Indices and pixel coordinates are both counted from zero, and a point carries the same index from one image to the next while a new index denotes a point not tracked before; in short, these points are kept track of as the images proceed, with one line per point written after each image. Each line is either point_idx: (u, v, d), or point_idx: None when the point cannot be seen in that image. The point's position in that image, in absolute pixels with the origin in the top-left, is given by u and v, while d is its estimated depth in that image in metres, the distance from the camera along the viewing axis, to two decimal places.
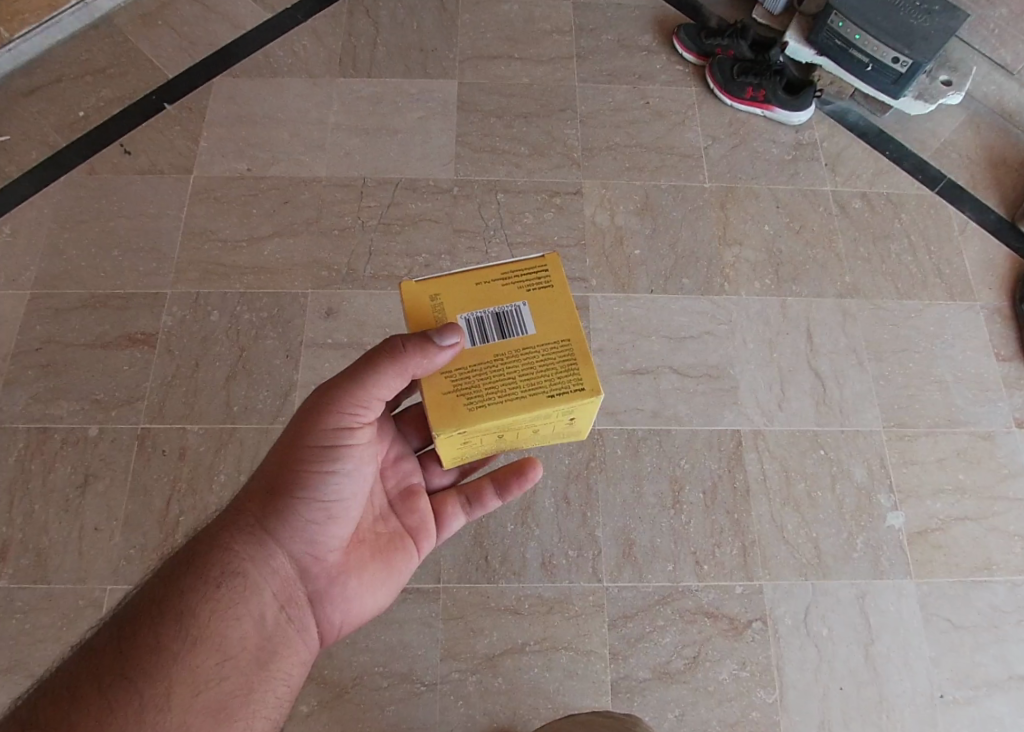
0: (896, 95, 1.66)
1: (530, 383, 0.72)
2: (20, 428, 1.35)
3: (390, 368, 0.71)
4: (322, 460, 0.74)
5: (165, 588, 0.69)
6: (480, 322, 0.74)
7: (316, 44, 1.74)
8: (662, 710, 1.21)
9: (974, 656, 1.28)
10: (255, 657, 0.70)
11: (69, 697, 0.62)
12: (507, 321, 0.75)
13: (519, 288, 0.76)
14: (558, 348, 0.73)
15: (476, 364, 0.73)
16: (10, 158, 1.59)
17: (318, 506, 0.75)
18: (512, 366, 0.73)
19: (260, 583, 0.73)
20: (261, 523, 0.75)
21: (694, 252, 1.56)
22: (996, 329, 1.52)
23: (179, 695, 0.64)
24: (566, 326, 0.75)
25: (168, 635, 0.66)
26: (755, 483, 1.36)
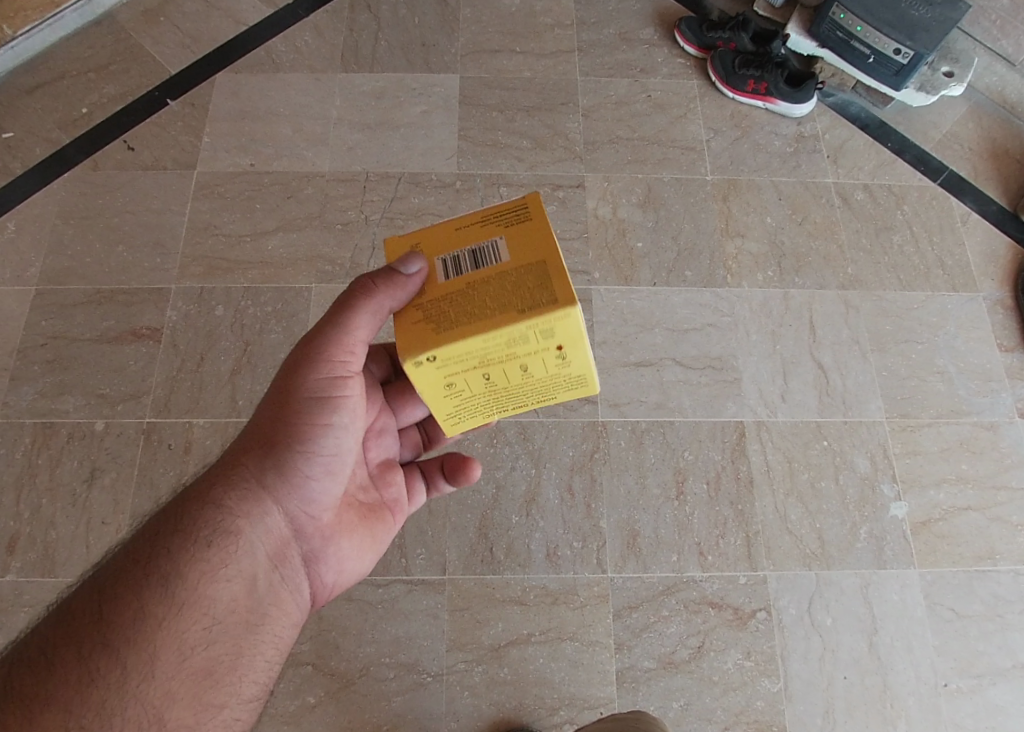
0: (898, 87, 1.66)
1: (502, 300, 0.63)
2: (26, 423, 1.36)
3: (366, 306, 0.70)
4: (321, 415, 0.75)
5: (151, 549, 0.67)
6: (456, 259, 0.68)
7: (318, 40, 1.75)
8: (667, 700, 1.22)
9: (977, 645, 1.28)
10: (242, 621, 0.69)
11: (46, 664, 0.60)
12: (481, 253, 0.67)
13: (496, 223, 0.68)
14: (533, 268, 0.64)
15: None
16: (13, 154, 1.59)
17: (314, 464, 0.75)
18: (486, 293, 0.64)
19: (253, 541, 0.71)
20: (257, 478, 0.73)
21: (697, 244, 1.56)
22: (998, 319, 1.53)
23: (163, 660, 0.63)
24: (542, 248, 0.66)
25: (153, 598, 0.64)
26: (758, 474, 1.37)
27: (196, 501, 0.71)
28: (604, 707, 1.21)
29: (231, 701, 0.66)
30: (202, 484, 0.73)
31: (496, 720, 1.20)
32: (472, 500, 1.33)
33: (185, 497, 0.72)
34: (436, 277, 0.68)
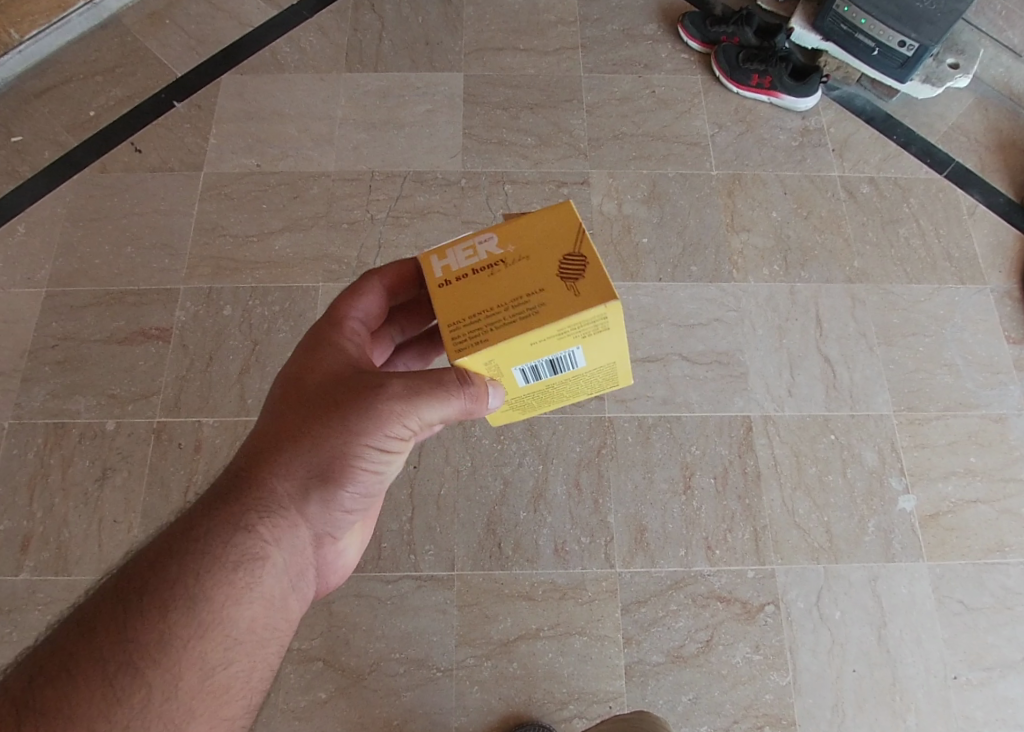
0: (903, 79, 1.65)
1: (576, 391, 0.77)
2: (39, 423, 1.37)
3: (450, 400, 0.70)
4: (370, 461, 0.73)
5: (179, 567, 0.65)
6: (533, 367, 0.70)
7: (322, 40, 1.75)
8: (676, 693, 1.22)
9: (987, 637, 1.28)
10: (265, 640, 0.69)
11: (69, 681, 0.60)
12: (560, 362, 0.70)
13: (572, 337, 0.67)
14: (606, 371, 0.73)
15: (529, 392, 0.74)
16: (23, 158, 1.61)
17: (356, 498, 0.75)
18: (561, 388, 0.75)
19: (284, 566, 0.70)
20: (293, 503, 0.72)
21: (702, 239, 1.56)
22: (1006, 311, 1.52)
23: (188, 681, 0.63)
24: (616, 353, 0.71)
25: (179, 621, 0.63)
26: (766, 468, 1.37)
27: (227, 520, 0.69)
28: (613, 701, 1.22)
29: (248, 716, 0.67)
30: (234, 501, 0.70)
31: (506, 714, 1.20)
32: (480, 495, 1.33)
33: (215, 513, 0.69)
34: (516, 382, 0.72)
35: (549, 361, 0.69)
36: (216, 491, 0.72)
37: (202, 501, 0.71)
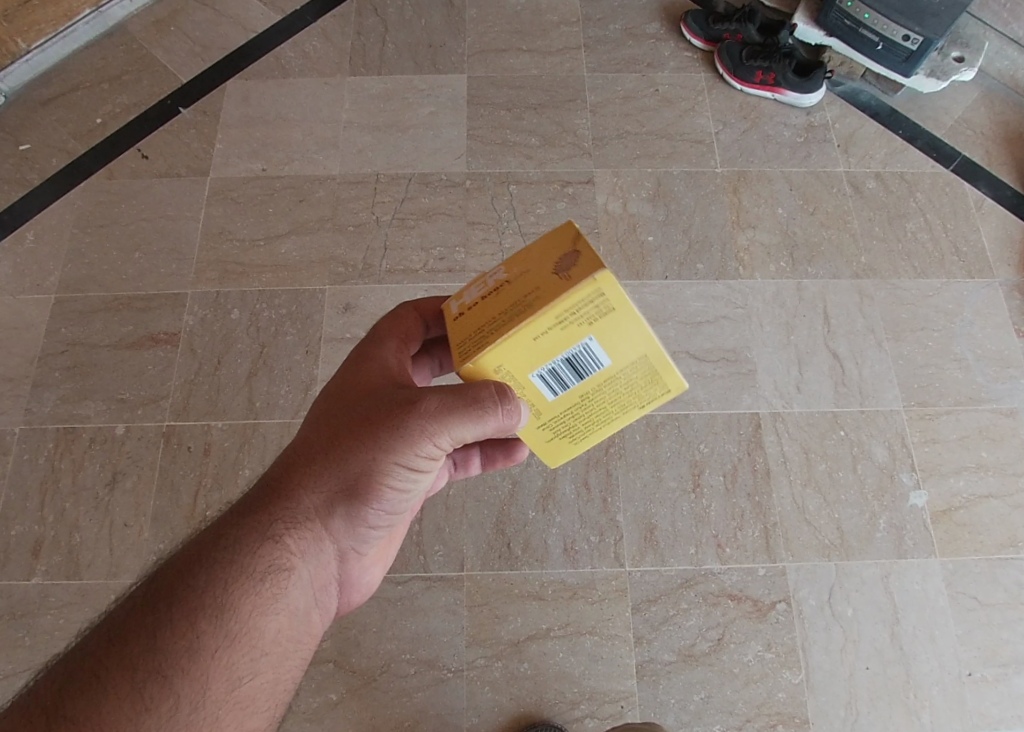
0: (907, 74, 1.65)
1: (618, 404, 0.69)
2: (49, 429, 1.38)
3: (471, 416, 0.68)
4: (399, 481, 0.73)
5: (208, 576, 0.67)
6: (554, 372, 0.66)
7: (325, 44, 1.76)
8: (688, 692, 1.22)
9: (1001, 633, 1.27)
10: (287, 651, 0.70)
11: (99, 688, 0.61)
12: (580, 361, 0.65)
13: (579, 327, 0.62)
14: (638, 367, 0.66)
15: (565, 407, 0.70)
16: (31, 166, 1.62)
17: (380, 513, 0.75)
18: (599, 402, 0.69)
19: (307, 576, 0.72)
20: (319, 518, 0.73)
21: (708, 236, 1.56)
22: (1015, 305, 1.51)
23: (215, 691, 0.64)
24: (639, 342, 0.64)
25: (208, 631, 0.65)
26: (775, 465, 1.36)
27: (255, 531, 0.71)
28: (624, 701, 1.21)
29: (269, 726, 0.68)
30: (260, 512, 0.72)
31: (517, 714, 1.20)
32: (489, 495, 1.33)
33: (243, 524, 0.71)
34: (545, 396, 0.69)
35: (564, 360, 0.65)
36: (245, 500, 0.74)
37: (230, 510, 0.73)
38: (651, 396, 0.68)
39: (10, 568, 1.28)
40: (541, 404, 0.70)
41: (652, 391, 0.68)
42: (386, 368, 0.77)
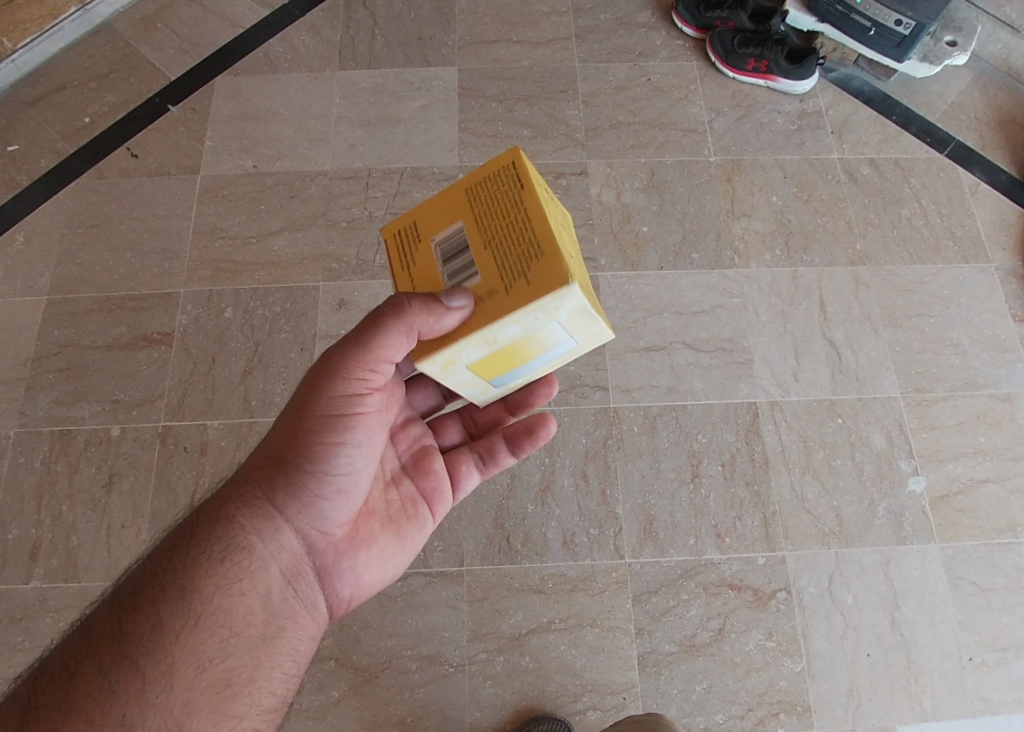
0: (900, 59, 1.64)
1: (507, 207, 0.70)
2: (44, 432, 1.37)
3: (395, 327, 0.70)
4: (332, 432, 0.77)
5: (167, 564, 0.72)
6: (460, 264, 0.71)
7: (314, 38, 1.75)
8: (690, 682, 1.22)
9: (1001, 618, 1.27)
10: (260, 633, 0.73)
11: (68, 676, 0.65)
12: (453, 240, 0.73)
13: (415, 247, 0.76)
14: (467, 194, 0.74)
15: (499, 265, 0.68)
16: (19, 166, 1.60)
17: (329, 480, 0.78)
18: (500, 226, 0.70)
19: (267, 555, 0.76)
20: (267, 495, 0.78)
21: (703, 226, 1.55)
22: (1011, 290, 1.51)
23: (183, 671, 0.67)
24: (447, 201, 0.75)
25: (170, 611, 0.69)
26: (773, 454, 1.36)
27: (211, 518, 0.76)
28: (627, 692, 1.21)
29: (251, 711, 0.70)
30: (217, 501, 0.78)
31: (520, 708, 1.20)
32: (487, 490, 1.33)
33: (203, 513, 0.77)
34: (476, 282, 0.69)
35: (444, 257, 0.73)
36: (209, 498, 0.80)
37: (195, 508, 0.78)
38: (513, 176, 0.72)
39: (8, 571, 1.27)
40: (478, 290, 0.68)
41: (508, 179, 0.72)
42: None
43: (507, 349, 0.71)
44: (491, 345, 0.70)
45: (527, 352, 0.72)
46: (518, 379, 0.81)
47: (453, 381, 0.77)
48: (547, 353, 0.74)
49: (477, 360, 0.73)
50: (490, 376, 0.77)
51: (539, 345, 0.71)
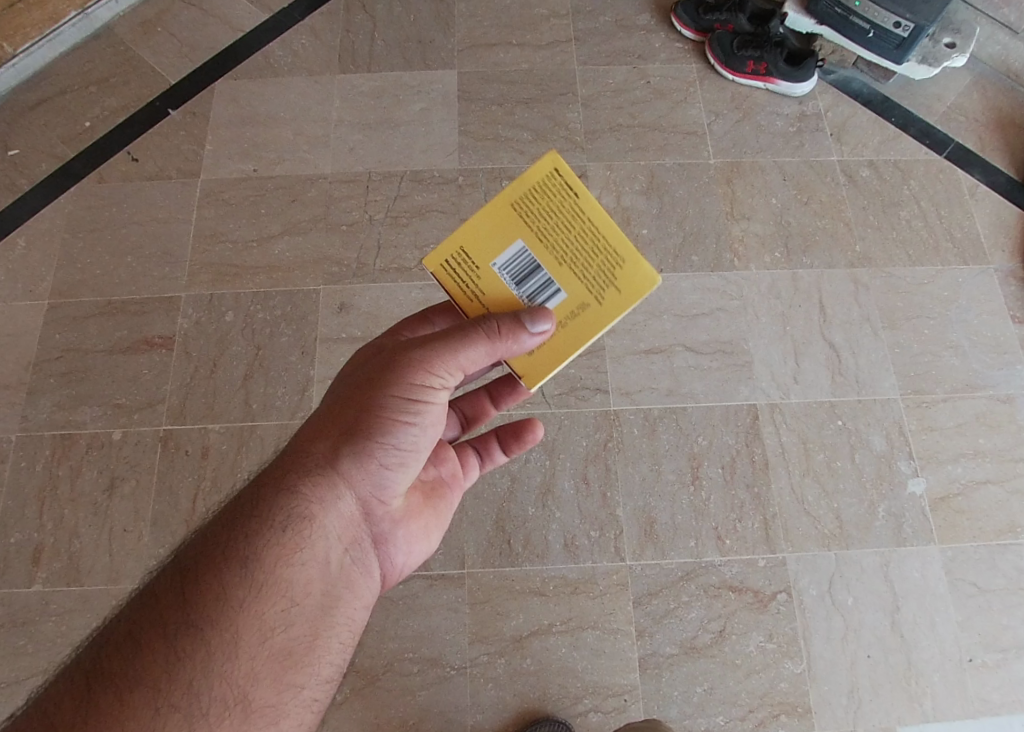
0: (899, 61, 1.64)
1: (567, 216, 0.73)
2: (46, 436, 1.38)
3: (480, 343, 0.72)
4: (400, 410, 0.75)
5: (228, 534, 0.70)
6: (534, 283, 0.74)
7: (314, 42, 1.75)
8: (690, 684, 1.22)
9: (1001, 619, 1.28)
10: (320, 604, 0.72)
11: (133, 645, 0.65)
12: (519, 262, 0.75)
13: (475, 274, 0.76)
14: (516, 209, 0.74)
15: (575, 278, 0.74)
16: (20, 171, 1.61)
17: (393, 454, 0.76)
18: (563, 237, 0.73)
19: (329, 525, 0.73)
20: (331, 461, 0.74)
21: (702, 228, 1.55)
22: (1011, 291, 1.51)
23: (247, 641, 0.67)
24: (494, 221, 0.75)
25: (234, 582, 0.68)
26: (773, 456, 1.37)
27: (273, 485, 0.73)
28: (627, 694, 1.22)
29: (311, 680, 0.70)
30: (279, 469, 0.75)
31: (521, 711, 1.20)
32: (487, 493, 1.33)
33: (264, 480, 0.74)
34: (560, 298, 0.74)
35: (514, 278, 0.75)
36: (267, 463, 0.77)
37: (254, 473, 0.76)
38: (562, 182, 0.73)
39: (11, 575, 1.28)
40: (562, 306, 0.74)
41: (556, 187, 0.73)
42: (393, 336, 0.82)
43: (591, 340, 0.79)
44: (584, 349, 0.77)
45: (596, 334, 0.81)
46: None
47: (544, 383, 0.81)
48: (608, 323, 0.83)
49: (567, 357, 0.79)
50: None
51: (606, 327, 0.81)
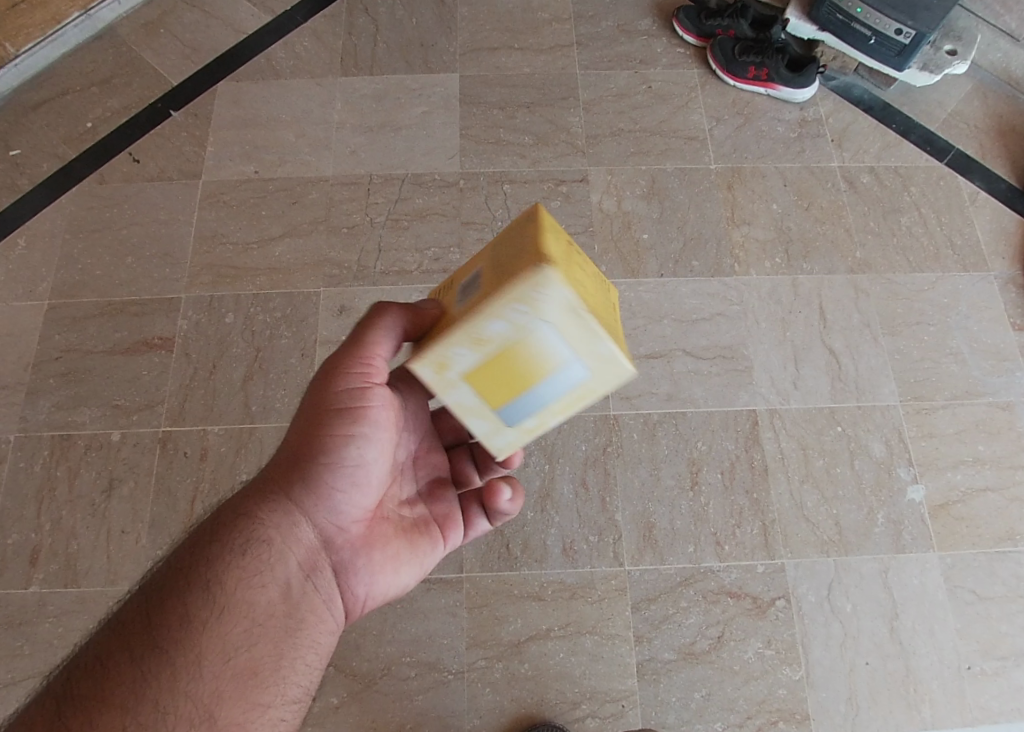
0: (900, 68, 1.64)
1: (518, 235, 0.68)
2: (44, 437, 1.37)
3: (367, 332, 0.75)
4: (342, 426, 0.75)
5: (192, 558, 0.71)
6: (466, 290, 0.70)
7: (316, 45, 1.75)
8: (689, 690, 1.22)
9: (1000, 627, 1.27)
10: (283, 625, 0.71)
11: (102, 667, 0.64)
12: (466, 278, 0.71)
13: (444, 291, 0.75)
14: (496, 238, 0.72)
15: (486, 275, 0.67)
16: (21, 171, 1.61)
17: (342, 472, 0.76)
18: (501, 252, 0.68)
19: (285, 549, 0.74)
20: (285, 486, 0.76)
21: (703, 232, 1.56)
22: (1010, 299, 1.51)
23: (211, 661, 0.66)
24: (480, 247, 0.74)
25: (197, 603, 0.68)
26: (773, 462, 1.36)
27: (230, 515, 0.75)
28: (626, 699, 1.22)
29: (275, 702, 0.68)
30: (238, 498, 0.76)
31: (519, 715, 1.20)
32: None
33: (224, 509, 0.75)
34: (467, 301, 0.68)
35: (460, 289, 0.72)
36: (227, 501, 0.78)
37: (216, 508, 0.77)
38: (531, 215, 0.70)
39: (8, 576, 1.27)
40: (464, 306, 0.68)
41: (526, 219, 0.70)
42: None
43: (495, 360, 0.68)
44: (479, 353, 0.68)
45: (519, 368, 0.68)
46: (533, 418, 0.73)
47: (454, 400, 0.72)
48: (551, 374, 0.68)
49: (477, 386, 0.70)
50: (496, 403, 0.72)
51: (530, 357, 0.67)
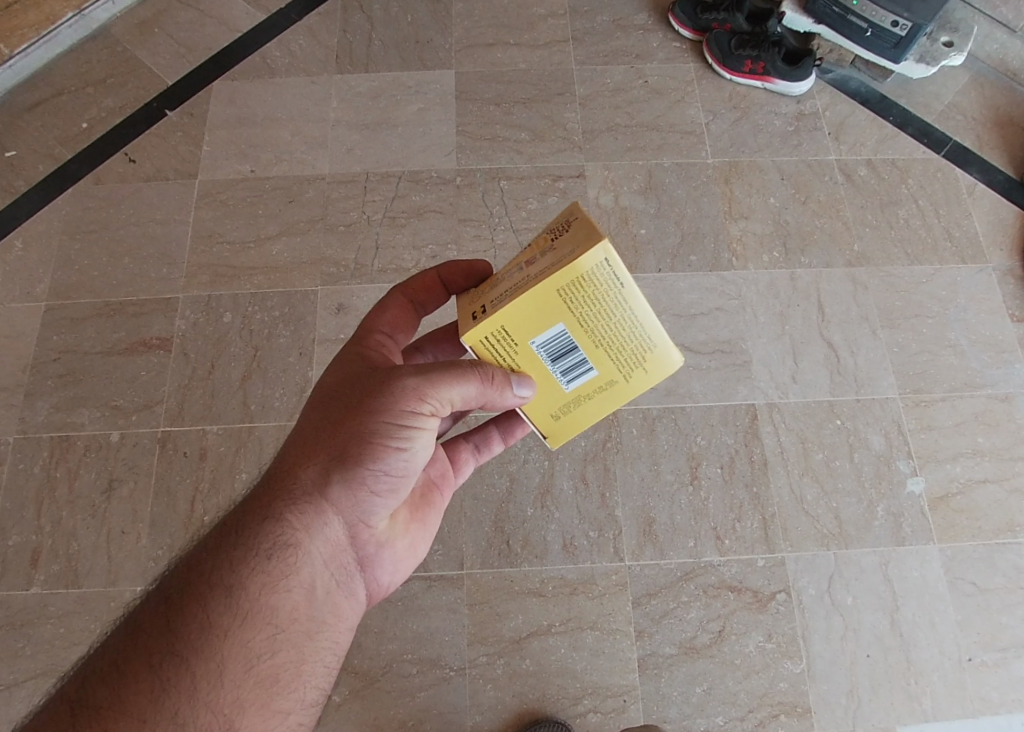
0: (897, 60, 1.63)
1: (606, 303, 0.68)
2: (43, 438, 1.37)
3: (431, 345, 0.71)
4: (393, 437, 0.72)
5: (213, 562, 0.69)
6: (566, 361, 0.72)
7: (311, 43, 1.75)
8: (690, 684, 1.22)
9: (1000, 618, 1.27)
10: (306, 629, 0.71)
11: (117, 675, 0.64)
12: (559, 346, 0.70)
13: (513, 354, 0.71)
14: (563, 298, 0.67)
15: (594, 352, 0.71)
16: (17, 172, 1.60)
17: (385, 480, 0.73)
18: (598, 323, 0.69)
19: (316, 553, 0.72)
20: (319, 489, 0.72)
21: (700, 227, 1.55)
22: (1009, 290, 1.51)
23: (233, 669, 0.66)
24: (545, 306, 0.67)
25: (218, 610, 0.67)
26: (772, 456, 1.36)
27: (256, 514, 0.72)
28: (628, 694, 1.22)
29: (296, 706, 0.70)
30: (265, 495, 0.73)
31: (521, 711, 1.20)
32: (486, 493, 1.33)
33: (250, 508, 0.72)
34: (583, 378, 0.73)
35: (550, 356, 0.71)
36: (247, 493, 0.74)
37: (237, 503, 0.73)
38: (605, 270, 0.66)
39: (9, 578, 1.27)
40: (580, 386, 0.74)
41: (603, 274, 0.66)
42: (370, 352, 0.79)
43: None
44: None
45: None
46: None
47: None
48: None
49: (533, 403, 0.75)
50: None
51: None
